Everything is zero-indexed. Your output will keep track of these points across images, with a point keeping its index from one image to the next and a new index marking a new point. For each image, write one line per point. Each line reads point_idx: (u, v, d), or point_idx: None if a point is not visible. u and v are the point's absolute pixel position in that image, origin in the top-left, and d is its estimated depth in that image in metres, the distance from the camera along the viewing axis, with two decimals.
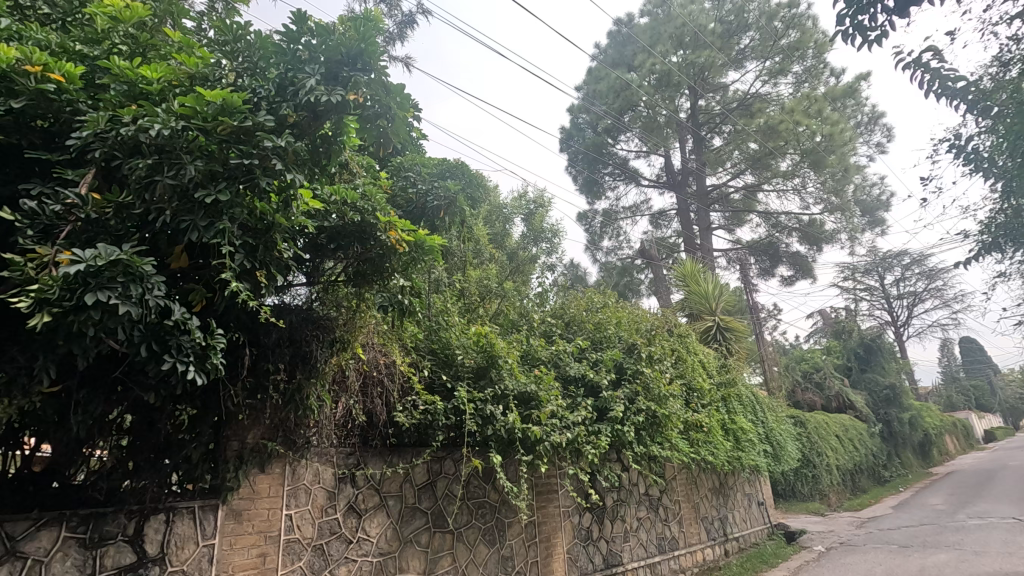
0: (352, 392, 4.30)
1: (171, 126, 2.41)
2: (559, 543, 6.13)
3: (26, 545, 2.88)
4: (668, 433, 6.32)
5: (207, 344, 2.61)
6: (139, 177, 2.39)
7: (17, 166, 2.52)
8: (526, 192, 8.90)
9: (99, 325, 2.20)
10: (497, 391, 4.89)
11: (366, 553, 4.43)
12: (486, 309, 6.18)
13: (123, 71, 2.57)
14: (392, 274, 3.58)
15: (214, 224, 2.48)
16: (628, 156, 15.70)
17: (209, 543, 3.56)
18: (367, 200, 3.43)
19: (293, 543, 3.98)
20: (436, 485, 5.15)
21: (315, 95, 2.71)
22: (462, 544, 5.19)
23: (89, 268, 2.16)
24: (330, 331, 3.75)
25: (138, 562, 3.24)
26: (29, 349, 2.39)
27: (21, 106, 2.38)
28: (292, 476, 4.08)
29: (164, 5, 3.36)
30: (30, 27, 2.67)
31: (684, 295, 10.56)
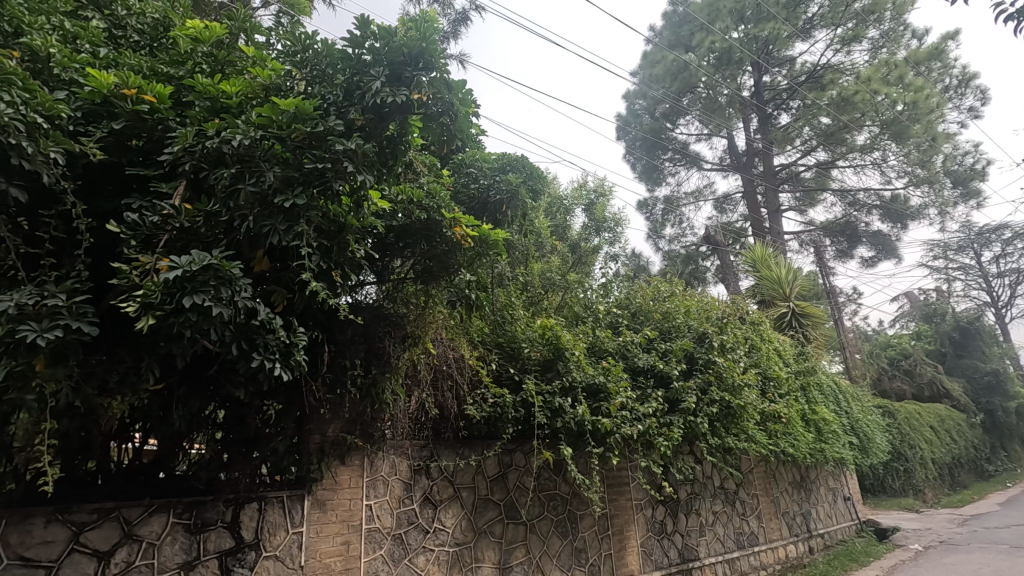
0: (424, 386, 4.43)
1: (250, 136, 2.56)
2: (632, 536, 6.05)
3: (141, 529, 3.17)
4: (744, 425, 6.10)
5: (290, 342, 2.76)
6: (224, 186, 2.53)
7: (120, 183, 2.73)
8: (585, 182, 8.78)
9: (196, 326, 2.36)
10: (565, 383, 4.87)
11: (442, 543, 4.55)
12: (550, 301, 6.17)
13: (206, 88, 2.74)
14: (459, 270, 3.65)
15: (293, 228, 2.60)
16: (688, 140, 15.17)
17: (298, 530, 3.77)
18: (432, 198, 3.50)
19: (374, 532, 4.15)
20: (507, 477, 5.20)
21: (381, 97, 2.77)
22: (536, 536, 5.22)
23: (185, 273, 2.32)
24: (401, 327, 3.89)
25: (236, 547, 3.48)
26: (136, 350, 2.61)
27: (120, 127, 2.60)
28: (371, 468, 4.24)
29: (238, 24, 3.55)
30: (125, 55, 2.91)
31: (755, 281, 10.11)
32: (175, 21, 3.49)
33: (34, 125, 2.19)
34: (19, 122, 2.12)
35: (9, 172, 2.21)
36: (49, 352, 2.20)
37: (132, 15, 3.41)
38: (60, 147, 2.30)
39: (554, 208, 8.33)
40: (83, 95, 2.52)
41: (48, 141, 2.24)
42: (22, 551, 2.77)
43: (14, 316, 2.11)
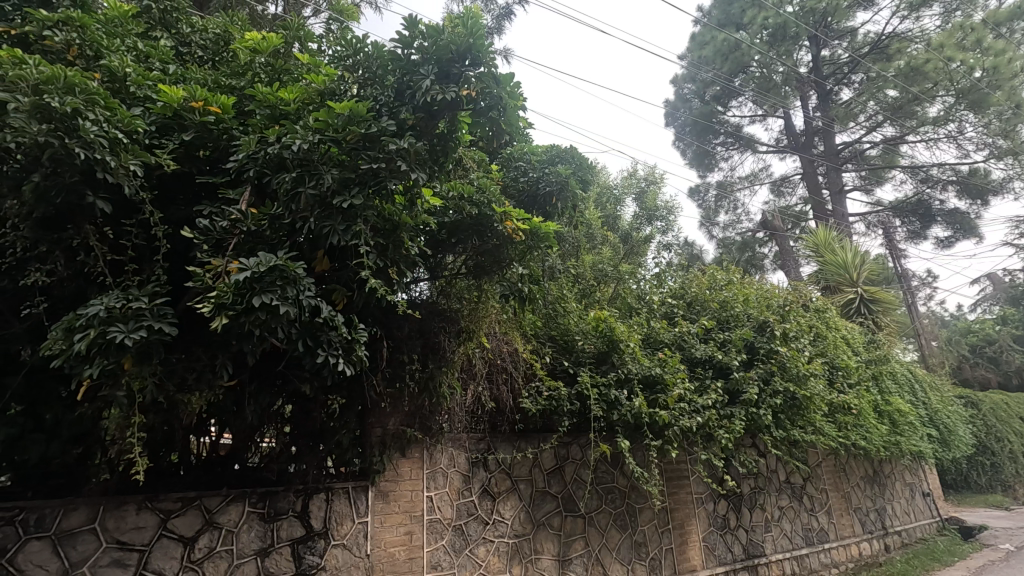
0: (479, 379, 4.48)
1: (308, 140, 2.65)
2: (694, 531, 5.94)
3: (220, 517, 3.37)
4: (810, 417, 5.85)
5: (351, 338, 2.85)
6: (286, 190, 2.63)
7: (190, 191, 2.89)
8: (636, 171, 8.60)
9: (265, 324, 2.47)
10: (621, 375, 4.81)
11: (502, 534, 4.60)
12: (603, 293, 6.11)
13: (266, 97, 2.85)
14: (511, 264, 3.66)
15: (351, 227, 2.67)
16: (742, 122, 14.59)
17: (363, 520, 3.91)
18: (482, 193, 3.52)
19: (435, 523, 4.24)
20: (564, 470, 5.20)
21: (431, 95, 2.80)
22: (595, 529, 5.20)
23: (254, 274, 2.43)
24: (455, 322, 3.96)
25: (307, 535, 3.64)
26: (211, 349, 2.76)
27: (190, 138, 2.75)
28: (430, 460, 4.34)
29: (293, 33, 3.69)
30: (192, 70, 3.08)
31: (818, 267, 9.65)
32: (235, 35, 3.66)
33: (115, 140, 2.34)
34: (102, 138, 2.26)
35: (95, 185, 2.37)
36: (134, 352, 2.35)
37: (197, 33, 3.60)
38: (138, 159, 2.45)
39: (605, 198, 8.20)
40: (156, 110, 2.68)
41: (128, 154, 2.39)
42: (118, 536, 3.04)
43: (104, 319, 2.28)
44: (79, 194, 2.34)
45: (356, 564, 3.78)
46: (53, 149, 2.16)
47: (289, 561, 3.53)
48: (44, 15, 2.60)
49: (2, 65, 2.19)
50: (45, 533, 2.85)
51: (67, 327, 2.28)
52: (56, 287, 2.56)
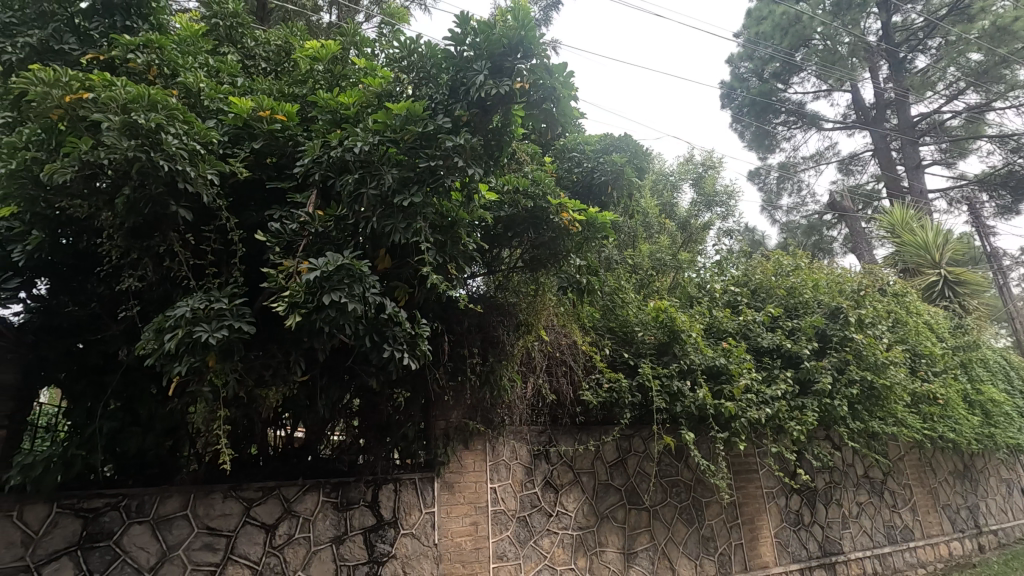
0: (539, 372, 4.49)
1: (368, 142, 2.73)
2: (765, 526, 5.74)
3: (297, 505, 3.55)
4: (891, 407, 5.51)
5: (415, 333, 2.93)
6: (350, 191, 2.72)
7: (262, 197, 3.06)
8: (692, 156, 8.31)
9: (334, 321, 2.56)
10: (683, 366, 4.68)
11: (566, 526, 4.61)
12: (662, 283, 5.97)
13: (328, 102, 2.95)
14: (568, 256, 3.63)
15: (412, 225, 2.73)
16: (805, 98, 13.83)
17: (431, 510, 4.01)
18: (537, 185, 3.51)
19: (500, 514, 4.30)
20: (627, 463, 5.14)
21: (485, 91, 2.80)
22: (660, 522, 5.12)
23: (323, 273, 2.53)
24: (514, 315, 3.99)
25: (378, 524, 3.78)
26: (285, 346, 2.92)
27: (259, 146, 2.90)
28: (493, 452, 4.40)
29: (349, 38, 3.80)
30: (258, 82, 3.24)
31: (894, 248, 9.04)
32: (295, 45, 3.81)
33: (193, 152, 2.50)
34: (183, 151, 2.42)
35: (177, 196, 2.55)
36: (218, 350, 2.51)
37: (260, 45, 3.77)
38: (214, 169, 2.60)
39: (661, 185, 7.97)
40: (228, 121, 2.83)
41: (205, 164, 2.55)
42: (207, 521, 3.26)
43: (190, 319, 2.45)
44: (164, 204, 2.51)
45: (425, 553, 3.89)
46: (141, 163, 2.32)
47: (362, 548, 3.67)
48: (127, 40, 2.80)
49: (94, 88, 2.36)
50: (145, 518, 3.11)
51: (158, 328, 2.46)
52: (147, 292, 2.77)
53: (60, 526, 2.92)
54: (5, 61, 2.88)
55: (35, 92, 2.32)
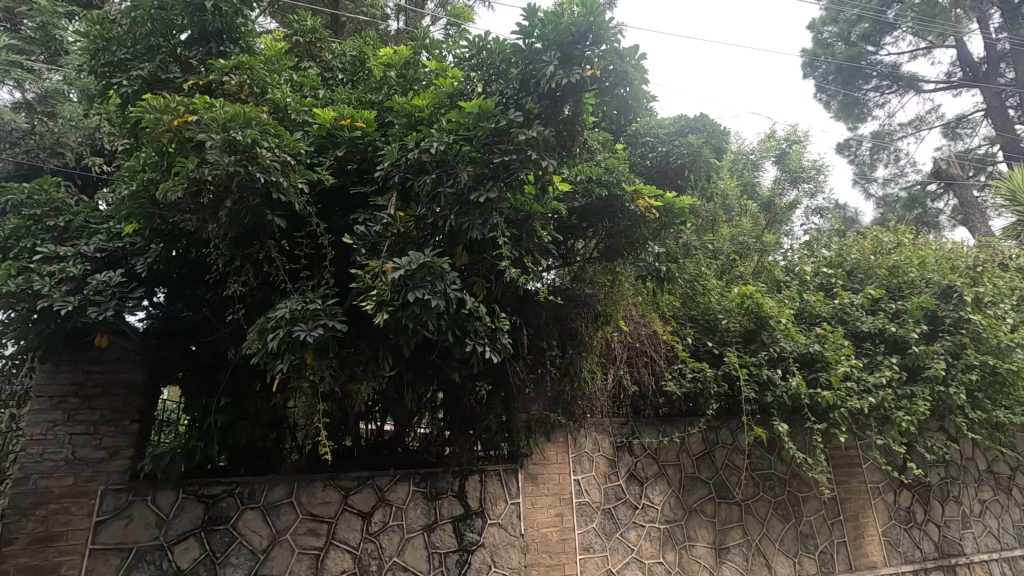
0: (620, 363, 4.43)
1: (444, 142, 2.79)
2: (871, 524, 5.36)
3: (390, 494, 3.72)
4: (1018, 395, 4.95)
5: (495, 327, 2.98)
6: (428, 191, 2.81)
7: (345, 202, 3.22)
8: (774, 131, 7.77)
9: (419, 317, 2.65)
10: (773, 354, 4.45)
11: (653, 519, 4.52)
12: (746, 267, 5.69)
13: (403, 107, 3.05)
14: (645, 243, 3.54)
15: (489, 220, 2.76)
16: (901, 59, 12.62)
17: (516, 501, 4.08)
18: (611, 173, 3.44)
19: (584, 506, 4.29)
20: (715, 455, 4.96)
21: (556, 81, 2.76)
22: (753, 518, 4.90)
23: (406, 272, 2.61)
24: (592, 307, 3.99)
25: (465, 514, 3.89)
26: (372, 343, 3.09)
27: (342, 154, 3.05)
28: (575, 445, 4.40)
29: (420, 42, 3.88)
30: (338, 93, 3.41)
31: (1016, 218, 8.08)
32: (368, 54, 3.95)
33: (284, 163, 2.67)
34: (276, 162, 2.59)
35: (272, 205, 2.73)
36: (314, 348, 2.68)
37: (337, 57, 3.95)
38: (303, 178, 2.76)
39: (740, 165, 7.53)
40: (314, 132, 3.00)
41: (296, 174, 2.71)
42: (310, 508, 3.49)
43: (289, 320, 2.62)
44: (260, 213, 2.70)
45: (512, 542, 3.96)
46: (240, 177, 2.50)
47: (452, 536, 3.79)
48: (222, 63, 3.01)
49: (197, 111, 2.56)
50: (256, 504, 3.38)
51: (262, 329, 2.66)
52: (250, 296, 2.99)
53: (186, 510, 3.24)
54: (122, 94, 3.21)
55: (149, 118, 2.51)
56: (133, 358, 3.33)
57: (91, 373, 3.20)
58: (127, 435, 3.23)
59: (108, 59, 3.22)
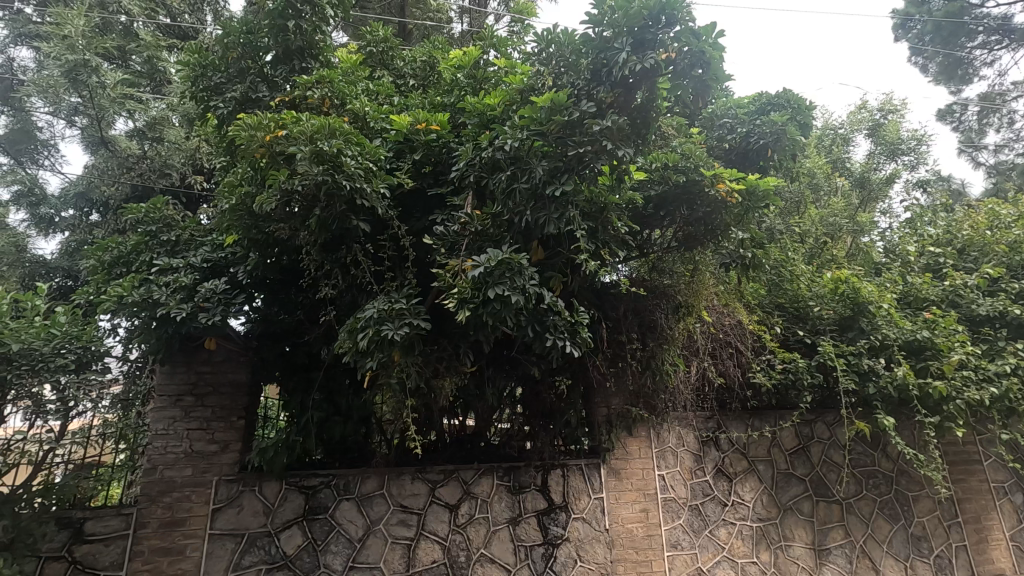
0: (703, 355, 4.29)
1: (518, 138, 2.79)
2: (998, 528, 5.00)
3: (475, 487, 3.80)
4: None
5: (575, 321, 2.97)
6: (503, 188, 2.84)
7: (423, 205, 3.32)
8: (866, 101, 7.15)
9: (499, 314, 2.67)
10: (874, 342, 4.10)
11: (744, 517, 4.34)
12: (839, 249, 5.31)
13: (476, 107, 3.11)
14: (728, 229, 3.38)
15: (564, 214, 2.78)
16: None
17: (599, 495, 4.04)
18: (688, 159, 3.32)
19: (670, 502, 4.19)
20: (810, 450, 4.68)
21: (629, 67, 2.68)
22: (857, 517, 4.59)
23: (486, 269, 2.64)
24: (672, 298, 3.89)
25: (549, 508, 3.90)
26: (453, 339, 3.19)
27: (419, 157, 3.15)
28: (658, 439, 4.30)
29: (489, 41, 3.93)
30: (412, 98, 3.50)
31: None
32: (438, 58, 4.04)
33: (367, 169, 2.78)
34: (359, 169, 2.71)
35: (356, 211, 2.86)
36: (400, 346, 2.78)
37: (408, 64, 4.07)
38: (384, 183, 2.87)
39: (828, 141, 6.99)
40: (392, 138, 3.10)
41: (377, 180, 2.82)
42: (401, 499, 3.64)
43: (377, 319, 2.73)
44: (346, 219, 2.83)
45: (597, 537, 3.94)
46: (327, 185, 2.63)
47: (537, 530, 3.82)
48: (305, 79, 3.16)
49: (286, 125, 2.71)
50: (351, 495, 3.57)
51: (351, 329, 2.79)
52: (339, 298, 3.15)
53: (289, 499, 3.48)
54: (219, 115, 3.46)
55: (245, 135, 2.69)
56: (238, 359, 3.61)
57: (202, 373, 3.53)
58: (235, 431, 3.50)
59: (206, 84, 3.49)
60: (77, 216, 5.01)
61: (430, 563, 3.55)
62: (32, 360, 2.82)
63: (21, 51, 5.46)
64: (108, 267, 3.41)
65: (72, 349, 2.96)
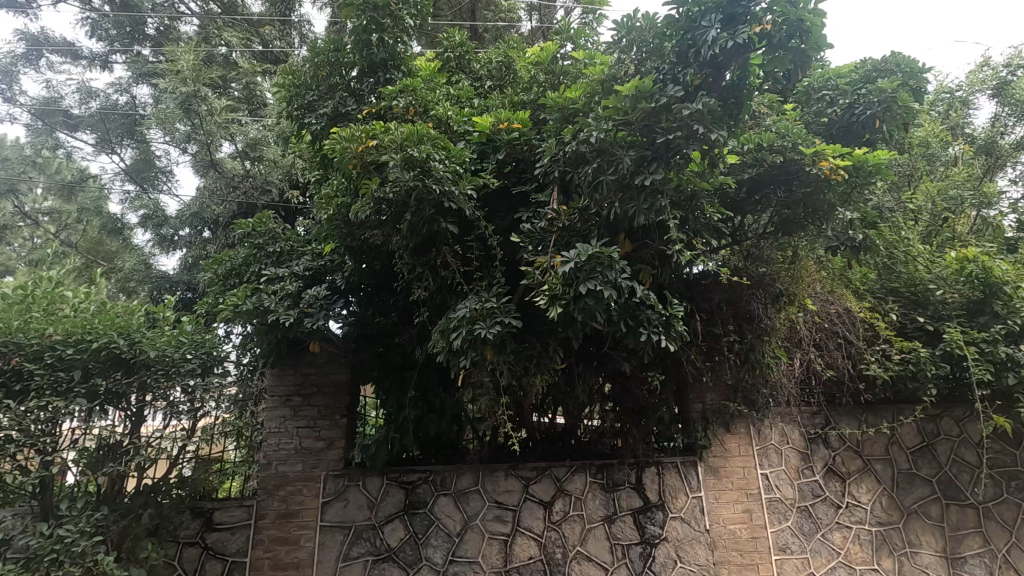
0: (807, 346, 4.04)
1: (603, 129, 2.73)
2: None
3: (568, 484, 3.79)
4: None
5: (670, 314, 2.87)
6: (589, 181, 2.80)
7: (507, 205, 3.37)
8: (990, 57, 6.32)
9: (592, 309, 2.62)
10: (1012, 328, 3.68)
11: (861, 521, 4.02)
12: (963, 224, 4.77)
13: (556, 102, 3.04)
14: (835, 210, 3.11)
15: (655, 205, 2.71)
16: None
17: (698, 495, 3.89)
18: (785, 137, 3.09)
19: (776, 502, 3.96)
20: (937, 449, 4.25)
21: (719, 44, 2.54)
22: (995, 523, 4.12)
23: (576, 264, 2.60)
24: (771, 286, 3.66)
25: (645, 506, 3.80)
26: (542, 337, 3.19)
27: (503, 156, 3.19)
28: (759, 437, 4.08)
29: (565, 34, 3.79)
30: (492, 99, 3.55)
31: None
32: (513, 57, 4.06)
33: (454, 172, 2.83)
34: (447, 173, 2.77)
35: (445, 214, 2.93)
36: (492, 344, 2.81)
37: (484, 66, 4.11)
38: (471, 184, 2.91)
39: (943, 106, 6.28)
40: (475, 140, 3.16)
41: (464, 182, 2.86)
42: (495, 496, 3.70)
43: (470, 319, 2.78)
44: (435, 222, 2.92)
45: (698, 538, 3.78)
46: (418, 190, 2.71)
47: (634, 529, 3.73)
48: (389, 89, 3.25)
49: (376, 135, 2.78)
50: (448, 491, 3.66)
51: (445, 329, 2.86)
52: (431, 299, 3.25)
53: (390, 494, 3.63)
54: (313, 131, 3.67)
55: (338, 148, 2.80)
56: (339, 360, 3.83)
57: (308, 374, 3.79)
58: (339, 428, 3.71)
59: (300, 103, 3.69)
60: (193, 233, 5.39)
61: (527, 559, 3.57)
62: (166, 365, 3.08)
63: (142, 88, 6.07)
64: (223, 279, 3.71)
65: (196, 354, 3.22)
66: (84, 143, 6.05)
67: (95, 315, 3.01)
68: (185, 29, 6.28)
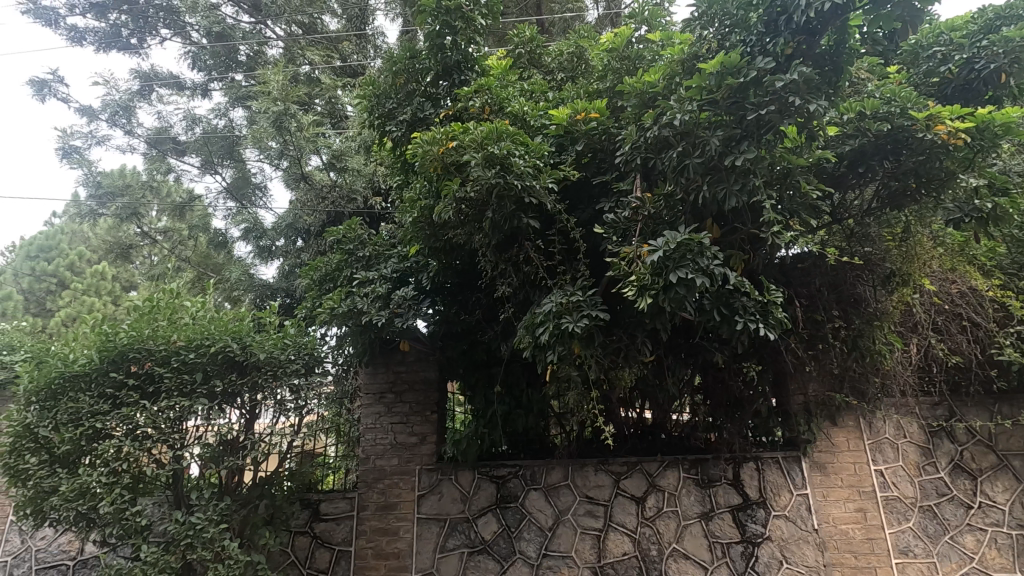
0: (924, 330, 3.71)
1: (687, 110, 2.59)
2: None
3: (660, 480, 3.68)
4: None
5: (767, 301, 2.71)
6: (674, 166, 2.69)
7: (586, 196, 3.33)
8: None
9: (683, 298, 2.51)
10: None
11: (998, 523, 3.64)
12: None
13: (634, 87, 2.91)
14: (956, 177, 2.79)
15: (747, 185, 2.57)
16: None
17: (803, 492, 3.64)
18: (893, 101, 2.81)
19: (894, 501, 3.64)
20: None
21: (815, 7, 2.36)
22: None
23: (665, 253, 2.51)
24: (880, 267, 3.36)
25: (745, 503, 3.62)
26: (628, 329, 3.12)
27: (581, 148, 3.16)
28: (871, 430, 3.77)
29: (639, 17, 3.64)
30: (566, 92, 3.57)
31: None
32: (585, 47, 3.99)
33: (534, 166, 2.83)
34: (528, 168, 2.77)
35: (525, 209, 2.93)
36: (579, 339, 2.77)
37: (555, 59, 4.07)
38: (551, 178, 2.89)
39: None
40: (552, 132, 3.14)
41: (545, 176, 2.85)
42: (586, 491, 3.66)
43: (556, 313, 2.75)
44: (516, 218, 2.91)
45: (805, 538, 3.54)
46: (499, 187, 2.72)
47: (733, 527, 3.57)
48: (465, 90, 3.28)
49: (456, 136, 2.82)
50: (538, 486, 3.68)
51: (530, 324, 2.86)
52: (514, 295, 3.25)
53: (482, 488, 3.70)
54: (395, 138, 3.80)
55: (421, 151, 2.87)
56: (427, 358, 3.97)
57: (400, 373, 3.97)
58: (430, 424, 3.85)
59: (381, 111, 3.83)
60: (287, 243, 5.73)
61: (621, 555, 3.51)
62: (274, 366, 3.31)
63: (237, 111, 6.56)
64: (319, 284, 3.92)
65: (300, 355, 3.44)
66: (192, 166, 6.61)
67: (212, 322, 3.30)
68: (272, 53, 6.70)
